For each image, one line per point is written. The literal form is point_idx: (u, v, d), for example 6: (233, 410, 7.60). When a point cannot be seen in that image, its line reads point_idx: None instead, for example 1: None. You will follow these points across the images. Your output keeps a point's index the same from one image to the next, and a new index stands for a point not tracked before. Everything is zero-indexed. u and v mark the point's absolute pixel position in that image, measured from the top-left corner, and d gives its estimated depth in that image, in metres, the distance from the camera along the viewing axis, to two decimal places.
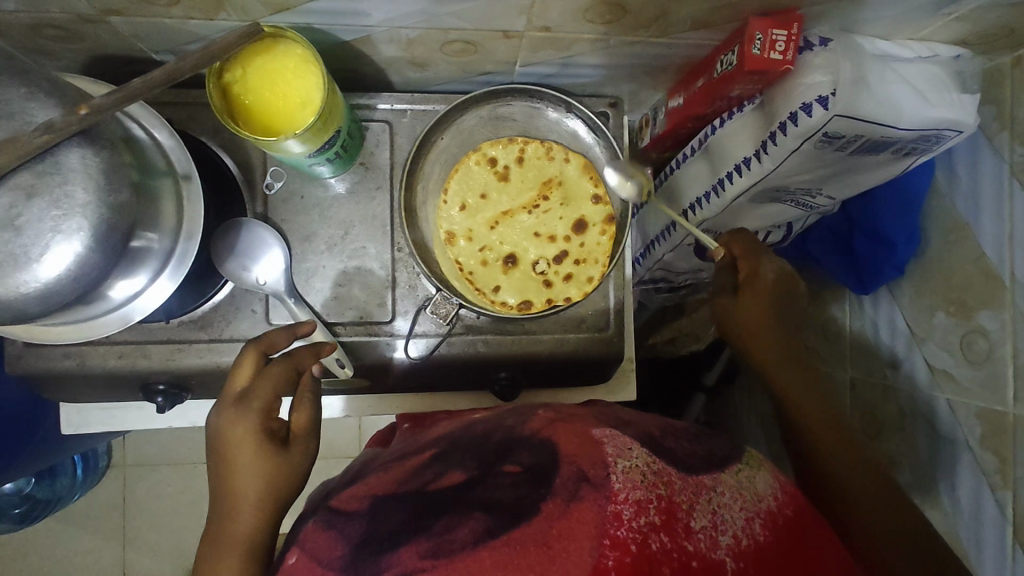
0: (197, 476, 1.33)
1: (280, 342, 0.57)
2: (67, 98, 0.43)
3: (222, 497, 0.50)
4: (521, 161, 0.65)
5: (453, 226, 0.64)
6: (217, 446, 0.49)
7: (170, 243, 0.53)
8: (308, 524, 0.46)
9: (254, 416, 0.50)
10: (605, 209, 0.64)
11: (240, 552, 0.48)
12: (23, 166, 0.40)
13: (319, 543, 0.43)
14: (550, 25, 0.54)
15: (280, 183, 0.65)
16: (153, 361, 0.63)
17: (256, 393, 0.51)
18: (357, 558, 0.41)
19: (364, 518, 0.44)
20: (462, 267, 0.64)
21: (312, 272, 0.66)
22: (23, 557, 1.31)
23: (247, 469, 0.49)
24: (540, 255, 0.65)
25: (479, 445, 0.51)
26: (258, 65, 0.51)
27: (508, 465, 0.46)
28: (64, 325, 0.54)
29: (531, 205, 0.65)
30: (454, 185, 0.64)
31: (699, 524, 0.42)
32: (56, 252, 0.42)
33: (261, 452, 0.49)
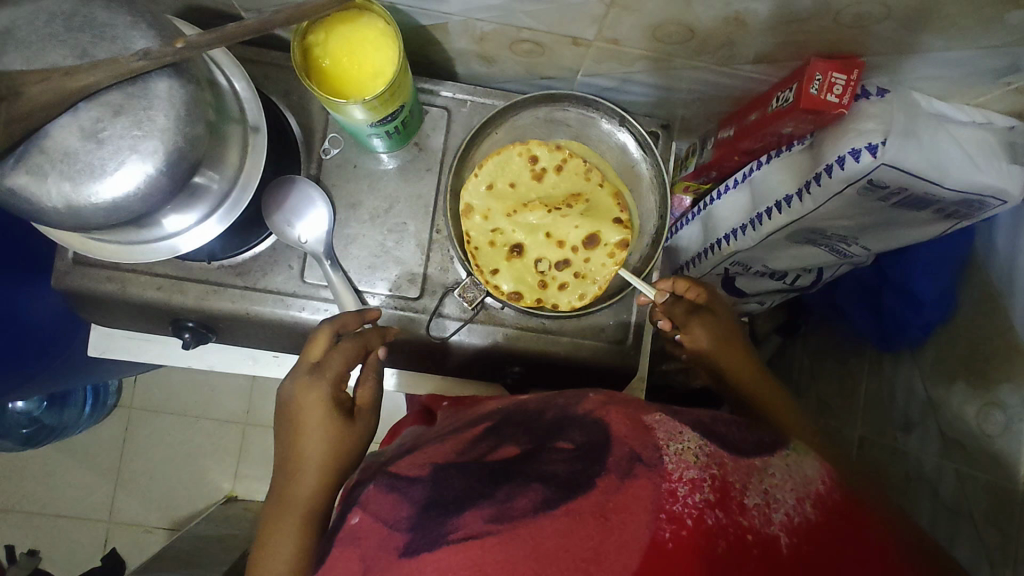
0: (198, 430, 1.36)
1: (351, 325, 0.60)
2: (164, 30, 0.47)
3: (288, 460, 0.54)
4: (559, 170, 0.65)
5: (473, 200, 0.64)
6: (288, 407, 0.55)
7: (228, 186, 0.56)
8: (370, 487, 0.46)
9: (327, 383, 0.55)
10: (624, 235, 0.63)
11: (298, 514, 0.53)
12: (116, 86, 0.45)
13: (381, 506, 0.43)
14: (617, 38, 0.57)
15: (336, 150, 0.68)
16: (188, 299, 0.66)
17: (329, 362, 0.56)
18: (424, 519, 0.41)
19: (426, 483, 0.43)
20: (471, 241, 0.64)
21: (351, 239, 0.68)
22: (16, 480, 1.34)
23: (315, 435, 0.54)
24: (543, 254, 0.64)
25: (534, 419, 0.48)
26: (340, 32, 0.54)
27: (560, 441, 0.44)
28: (118, 243, 0.57)
29: (552, 212, 0.64)
30: (490, 169, 0.64)
31: (753, 502, 0.40)
32: (128, 170, 0.45)
33: (329, 417, 0.54)
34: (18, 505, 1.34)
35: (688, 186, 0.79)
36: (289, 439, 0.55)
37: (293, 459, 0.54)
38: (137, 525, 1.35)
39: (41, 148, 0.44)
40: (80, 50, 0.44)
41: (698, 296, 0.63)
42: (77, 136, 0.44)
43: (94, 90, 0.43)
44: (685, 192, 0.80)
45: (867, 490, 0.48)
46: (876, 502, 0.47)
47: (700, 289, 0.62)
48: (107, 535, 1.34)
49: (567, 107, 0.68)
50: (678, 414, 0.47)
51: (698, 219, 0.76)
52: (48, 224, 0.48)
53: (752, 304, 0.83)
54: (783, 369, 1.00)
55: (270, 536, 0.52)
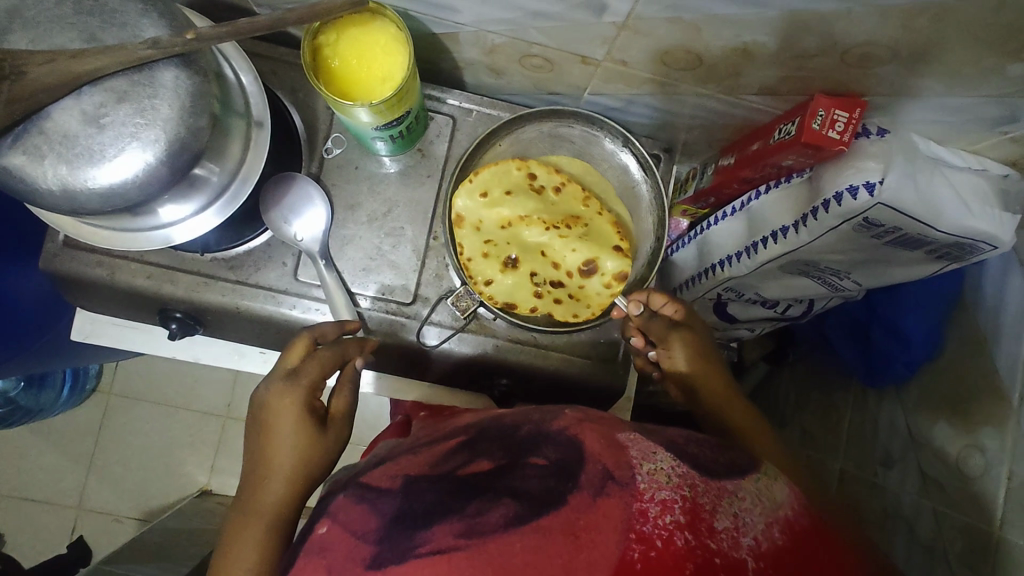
0: (178, 421, 1.34)
1: (329, 334, 0.60)
2: (176, 21, 0.47)
3: (258, 463, 0.54)
4: (560, 191, 0.65)
5: (467, 211, 0.64)
6: (262, 412, 0.54)
7: (227, 180, 0.56)
8: (341, 496, 0.46)
9: (303, 389, 0.55)
10: (622, 265, 0.63)
11: (264, 520, 0.52)
12: (124, 72, 0.44)
13: (352, 516, 0.43)
14: (626, 60, 0.57)
15: (338, 150, 0.68)
16: (176, 290, 0.65)
17: (306, 370, 0.56)
18: (392, 531, 0.41)
19: (397, 495, 0.43)
20: (463, 251, 0.64)
21: (348, 239, 0.67)
22: None
23: (286, 440, 0.53)
24: (540, 269, 0.65)
25: (508, 434, 0.48)
26: (352, 34, 0.54)
27: (534, 457, 0.43)
28: (111, 230, 0.56)
29: (550, 231, 0.64)
30: (487, 179, 0.64)
31: (722, 525, 0.39)
32: (128, 157, 0.45)
33: (301, 422, 0.54)
34: None
35: (684, 209, 0.79)
36: (259, 445, 0.54)
37: (264, 464, 0.53)
38: (107, 514, 1.32)
39: (41, 129, 0.43)
40: (88, 34, 0.43)
41: (677, 313, 0.61)
42: (78, 119, 0.43)
43: (100, 75, 0.43)
44: (683, 215, 0.80)
45: (838, 520, 0.48)
46: (848, 534, 0.47)
47: (677, 305, 0.61)
48: (75, 522, 1.31)
49: (571, 124, 0.68)
50: (652, 435, 0.47)
51: (695, 242, 0.77)
52: (41, 207, 0.48)
53: (742, 330, 0.83)
54: (769, 397, 1.00)
55: (234, 542, 0.51)
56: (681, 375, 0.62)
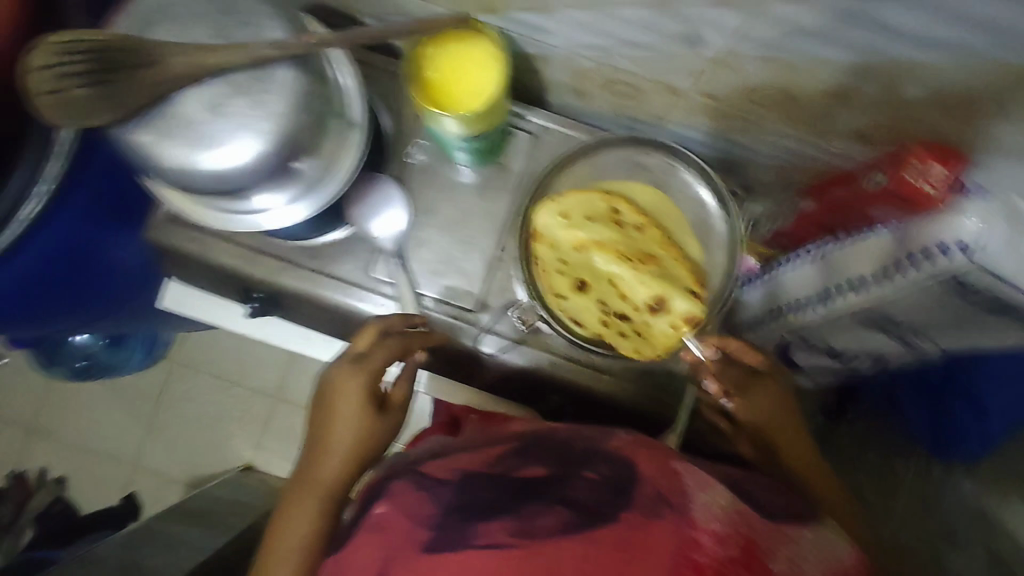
0: (233, 395, 1.41)
1: (395, 324, 0.62)
2: (296, 26, 0.50)
3: (319, 438, 0.56)
4: (638, 230, 0.62)
5: (546, 227, 0.62)
6: (327, 394, 0.57)
7: (317, 174, 0.59)
8: (398, 481, 0.47)
9: (368, 374, 0.57)
10: (693, 309, 0.57)
11: (317, 495, 0.54)
12: (244, 68, 0.48)
13: (409, 501, 0.44)
14: (715, 94, 0.57)
15: (422, 157, 0.71)
16: (258, 271, 0.70)
17: (372, 355, 0.58)
18: (448, 519, 0.42)
19: (453, 487, 0.44)
20: (539, 262, 0.63)
21: (420, 242, 0.70)
22: (60, 409, 1.42)
23: (349, 419, 0.56)
24: (607, 298, 0.61)
25: (563, 447, 0.49)
26: (450, 48, 0.55)
27: (587, 472, 0.44)
28: (213, 209, 0.61)
29: (623, 263, 0.59)
30: (572, 203, 0.62)
31: (777, 568, 0.38)
32: (242, 145, 0.49)
33: (363, 406, 0.57)
34: (57, 431, 1.41)
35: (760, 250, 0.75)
36: (321, 423, 0.57)
37: (324, 440, 0.56)
38: (159, 474, 1.40)
39: (168, 114, 0.48)
40: (220, 30, 0.48)
41: (763, 363, 0.61)
42: (203, 108, 0.48)
43: (223, 69, 0.47)
44: None
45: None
46: None
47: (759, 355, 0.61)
48: (130, 477, 1.40)
49: (653, 152, 0.68)
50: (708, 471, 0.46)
51: (762, 283, 0.71)
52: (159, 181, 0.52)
53: (802, 378, 0.81)
54: None
55: (287, 512, 0.53)
56: (753, 426, 0.60)
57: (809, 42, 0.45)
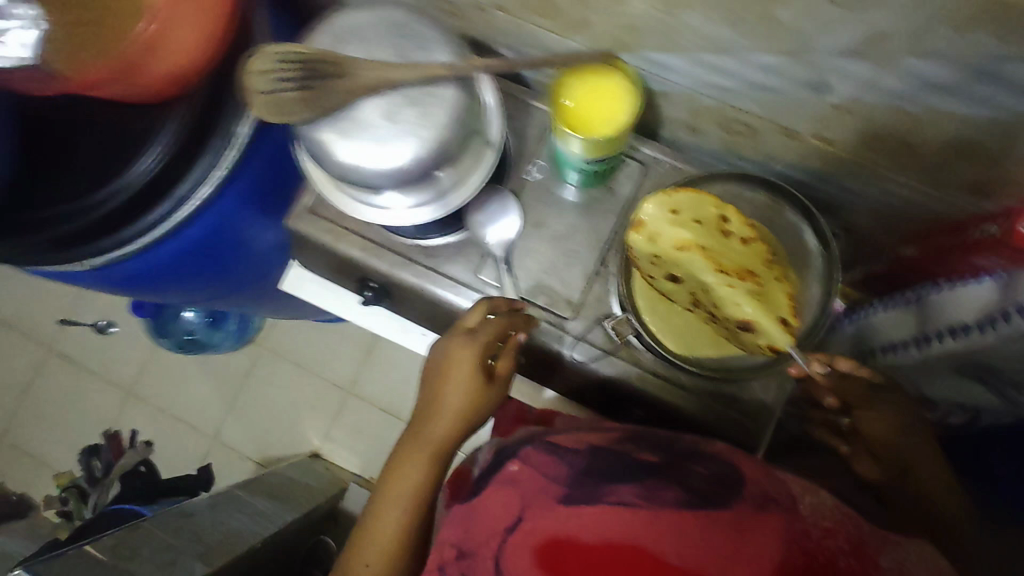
0: (310, 384, 1.50)
1: (502, 306, 0.66)
2: (461, 52, 0.58)
3: (431, 400, 0.62)
4: (746, 243, 0.62)
5: (647, 217, 0.61)
6: (443, 359, 0.63)
7: (449, 185, 0.64)
8: (527, 447, 0.53)
9: (478, 347, 0.62)
10: (784, 341, 0.58)
11: (430, 450, 0.60)
12: (418, 84, 0.56)
13: (544, 462, 0.50)
14: (831, 138, 0.61)
15: (538, 175, 0.76)
16: (378, 263, 0.77)
17: (483, 330, 0.63)
18: (576, 480, 0.48)
19: (583, 455, 0.50)
20: (631, 254, 0.63)
21: (528, 252, 0.75)
22: (155, 377, 1.54)
23: (461, 386, 0.61)
24: (700, 302, 0.63)
25: (669, 440, 0.54)
26: (588, 78, 0.62)
27: (697, 465, 0.50)
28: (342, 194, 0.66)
29: (721, 275, 0.59)
30: (683, 200, 0.62)
31: (884, 563, 0.43)
32: (403, 147, 0.56)
33: (473, 375, 0.62)
34: (151, 397, 1.54)
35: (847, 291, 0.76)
36: (435, 384, 0.63)
37: (437, 402, 0.62)
38: (235, 449, 1.50)
39: (350, 116, 0.56)
40: (397, 49, 0.57)
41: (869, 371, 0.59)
42: (380, 113, 0.56)
43: (402, 83, 0.56)
44: None
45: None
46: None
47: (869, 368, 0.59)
48: (209, 449, 1.50)
49: (760, 190, 0.70)
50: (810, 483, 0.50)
51: (853, 324, 0.70)
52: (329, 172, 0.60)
53: None
54: None
55: (404, 461, 0.60)
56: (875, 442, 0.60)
57: (936, 95, 0.49)
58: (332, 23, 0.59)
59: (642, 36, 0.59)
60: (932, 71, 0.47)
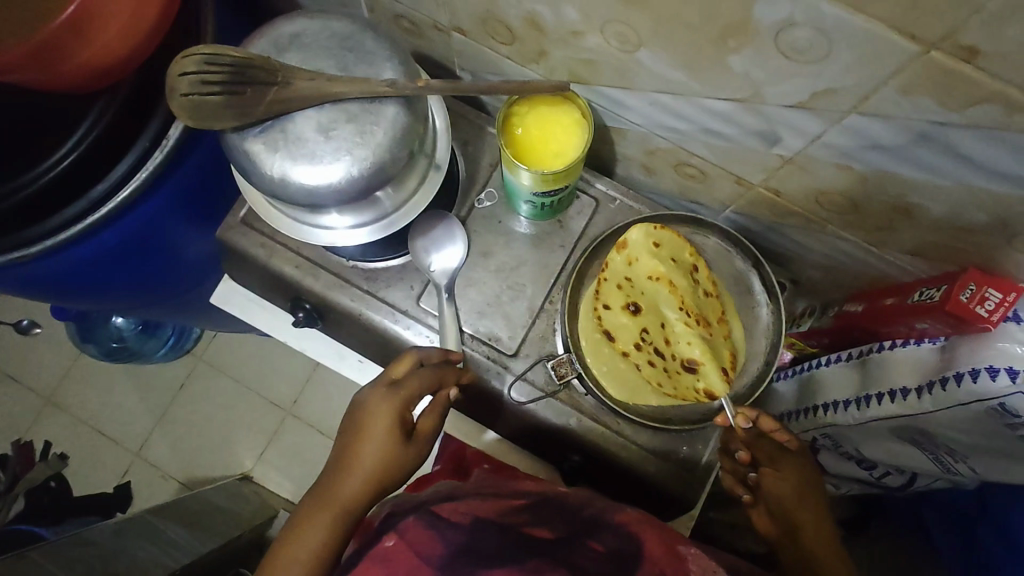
0: (247, 402, 1.42)
1: (433, 357, 0.64)
2: (408, 70, 0.55)
3: (343, 457, 0.58)
4: (705, 296, 0.64)
5: (632, 240, 0.63)
6: (360, 414, 0.59)
7: (389, 208, 0.61)
8: (409, 517, 0.48)
9: (399, 400, 0.59)
10: (720, 388, 0.59)
11: (333, 512, 0.55)
12: (360, 99, 0.53)
13: (419, 537, 0.45)
14: (781, 190, 0.60)
15: (489, 203, 0.73)
16: (313, 284, 0.72)
17: (408, 382, 0.60)
18: (452, 561, 0.43)
19: (465, 531, 0.46)
20: (605, 273, 0.64)
21: (472, 282, 0.72)
22: (79, 384, 1.44)
23: (375, 441, 0.57)
24: (655, 332, 0.62)
25: (572, 511, 0.51)
26: (546, 109, 0.61)
27: (592, 541, 0.46)
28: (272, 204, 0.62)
29: (683, 312, 0.61)
30: (667, 238, 0.64)
31: None
32: (333, 166, 0.52)
33: (391, 431, 0.58)
34: (71, 406, 1.43)
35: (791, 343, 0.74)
36: (350, 441, 0.58)
37: (348, 459, 0.57)
38: (158, 468, 1.40)
39: (282, 128, 0.52)
40: (341, 62, 0.54)
41: (785, 438, 0.58)
42: (314, 127, 0.52)
43: (341, 98, 0.52)
44: None
45: None
46: None
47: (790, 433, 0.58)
48: (129, 466, 1.40)
49: (712, 236, 0.68)
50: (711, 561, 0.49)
51: (796, 378, 0.70)
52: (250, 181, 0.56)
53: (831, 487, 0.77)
54: None
55: (301, 526, 0.54)
56: (776, 503, 0.57)
57: (883, 157, 0.49)
58: (273, 27, 0.55)
59: (598, 72, 0.58)
60: (876, 132, 0.46)
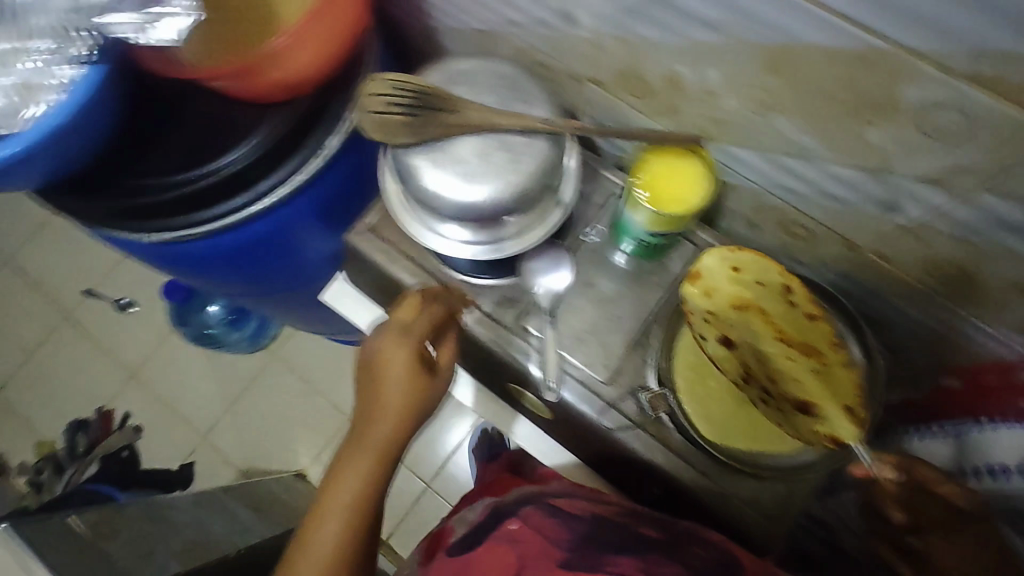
0: (313, 402, 1.49)
1: (438, 299, 0.74)
2: (557, 111, 0.62)
3: (363, 386, 0.70)
4: (811, 320, 0.62)
5: (709, 273, 0.64)
6: (369, 344, 0.72)
7: (510, 232, 0.65)
8: (530, 507, 0.62)
9: (410, 341, 0.70)
10: (845, 435, 0.58)
11: (369, 458, 0.67)
12: (513, 132, 0.60)
13: (544, 524, 0.59)
14: (891, 257, 0.63)
15: (597, 238, 0.78)
16: (429, 293, 0.78)
17: (416, 325, 0.71)
18: (581, 542, 0.57)
19: (585, 524, 0.60)
20: (688, 306, 0.65)
21: (573, 309, 0.76)
22: (162, 363, 1.54)
23: (393, 381, 0.69)
24: (754, 368, 0.63)
25: (669, 522, 0.64)
26: (668, 159, 0.65)
27: (694, 546, 0.60)
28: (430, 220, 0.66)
29: (782, 344, 0.62)
30: (747, 260, 0.63)
31: None
32: (481, 188, 0.59)
33: (409, 370, 0.69)
34: (153, 383, 1.53)
35: None
36: (376, 382, 0.70)
37: (369, 390, 0.70)
38: (223, 453, 1.47)
39: (442, 148, 0.59)
40: (502, 99, 0.61)
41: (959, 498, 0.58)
42: (470, 151, 0.59)
43: (497, 129, 0.59)
44: None
45: None
46: None
47: (959, 490, 0.58)
48: (197, 447, 1.48)
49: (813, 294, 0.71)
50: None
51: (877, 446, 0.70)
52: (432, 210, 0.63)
53: None
54: None
55: (342, 462, 0.67)
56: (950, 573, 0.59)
57: (1006, 235, 0.52)
58: (446, 64, 0.64)
59: (726, 131, 0.63)
60: (1003, 210, 0.49)
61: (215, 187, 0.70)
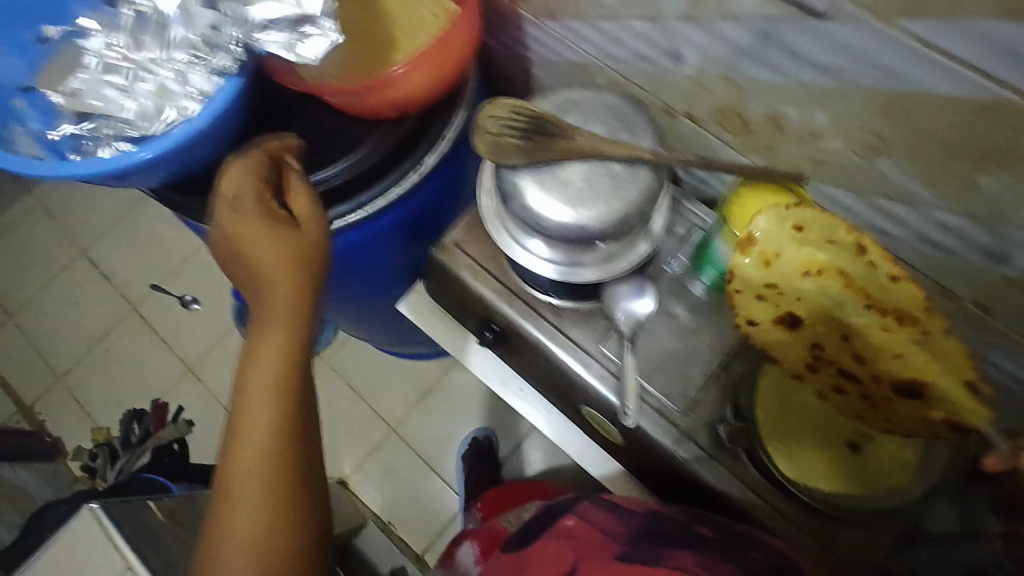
0: (360, 410, 1.50)
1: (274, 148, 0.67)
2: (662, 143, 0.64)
3: (258, 295, 0.62)
4: (894, 280, 0.50)
5: (768, 244, 0.56)
6: (226, 230, 0.62)
7: (599, 262, 0.67)
8: (586, 503, 0.68)
9: (252, 196, 0.62)
10: (973, 419, 0.51)
11: (256, 360, 0.59)
12: (620, 162, 0.62)
13: (598, 519, 0.66)
14: (991, 306, 0.63)
15: (678, 268, 0.79)
16: (507, 308, 0.79)
17: (240, 178, 0.63)
18: (633, 538, 0.62)
19: (636, 522, 0.65)
20: (737, 286, 0.60)
21: (651, 337, 0.77)
22: (218, 360, 1.58)
23: (261, 250, 0.61)
24: (836, 340, 0.58)
25: (729, 526, 0.66)
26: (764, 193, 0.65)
27: (749, 550, 0.62)
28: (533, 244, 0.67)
29: (871, 313, 0.53)
30: (810, 217, 0.53)
31: None
32: (584, 214, 0.61)
33: (264, 229, 0.61)
34: (208, 379, 1.57)
35: None
36: (251, 274, 0.62)
37: (261, 297, 0.61)
38: None
39: (551, 172, 0.61)
40: (611, 129, 0.64)
41: None
42: (576, 177, 0.61)
43: (605, 157, 0.61)
44: None
45: None
46: None
47: None
48: None
49: None
50: None
51: None
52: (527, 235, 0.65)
53: None
54: None
55: (239, 398, 0.58)
56: None
57: None
58: (557, 93, 0.67)
59: (827, 171, 0.64)
60: None
61: (320, 196, 0.74)
